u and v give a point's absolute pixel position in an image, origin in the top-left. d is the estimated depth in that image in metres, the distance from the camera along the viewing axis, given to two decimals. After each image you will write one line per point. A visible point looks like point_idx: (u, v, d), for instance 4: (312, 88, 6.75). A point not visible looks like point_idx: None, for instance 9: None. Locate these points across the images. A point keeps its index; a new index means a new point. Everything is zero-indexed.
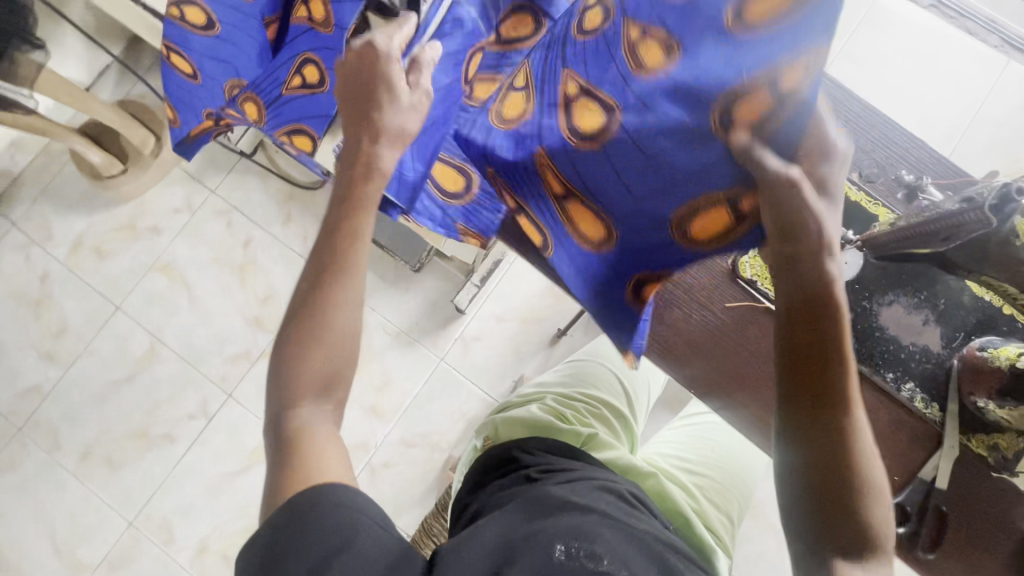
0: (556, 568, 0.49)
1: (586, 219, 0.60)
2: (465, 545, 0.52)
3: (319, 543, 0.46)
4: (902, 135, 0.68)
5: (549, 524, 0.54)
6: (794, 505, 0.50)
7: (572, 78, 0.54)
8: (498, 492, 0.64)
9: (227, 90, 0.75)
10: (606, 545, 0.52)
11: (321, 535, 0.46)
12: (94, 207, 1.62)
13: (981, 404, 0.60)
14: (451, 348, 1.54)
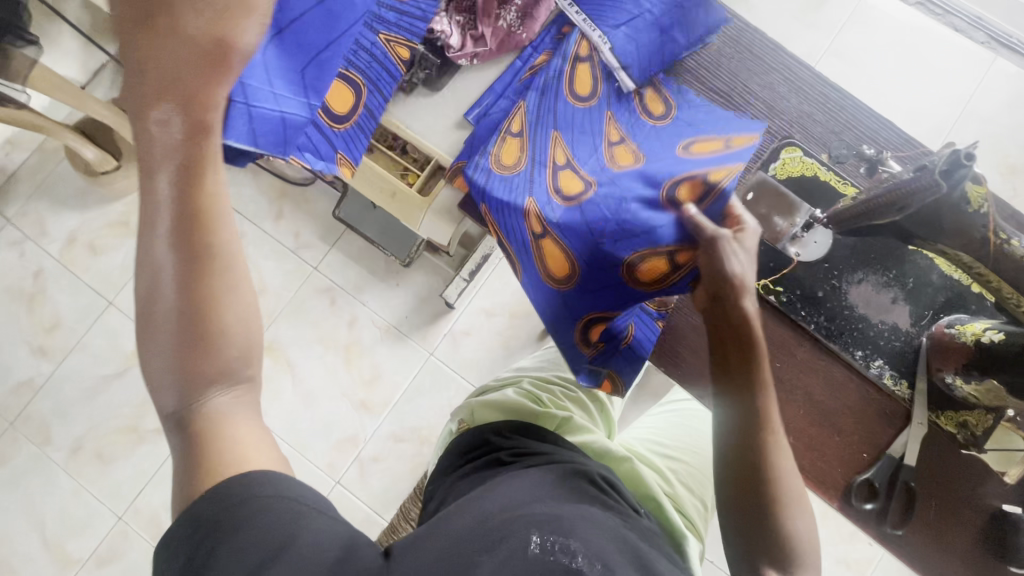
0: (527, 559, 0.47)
1: (556, 257, 0.65)
2: (427, 540, 0.51)
3: (250, 546, 0.43)
4: (871, 117, 0.69)
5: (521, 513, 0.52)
6: (723, 514, 0.59)
7: (560, 144, 0.68)
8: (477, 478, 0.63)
9: None
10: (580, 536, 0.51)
11: (256, 530, 0.43)
12: (88, 203, 1.63)
13: (948, 380, 0.61)
14: (440, 343, 1.55)
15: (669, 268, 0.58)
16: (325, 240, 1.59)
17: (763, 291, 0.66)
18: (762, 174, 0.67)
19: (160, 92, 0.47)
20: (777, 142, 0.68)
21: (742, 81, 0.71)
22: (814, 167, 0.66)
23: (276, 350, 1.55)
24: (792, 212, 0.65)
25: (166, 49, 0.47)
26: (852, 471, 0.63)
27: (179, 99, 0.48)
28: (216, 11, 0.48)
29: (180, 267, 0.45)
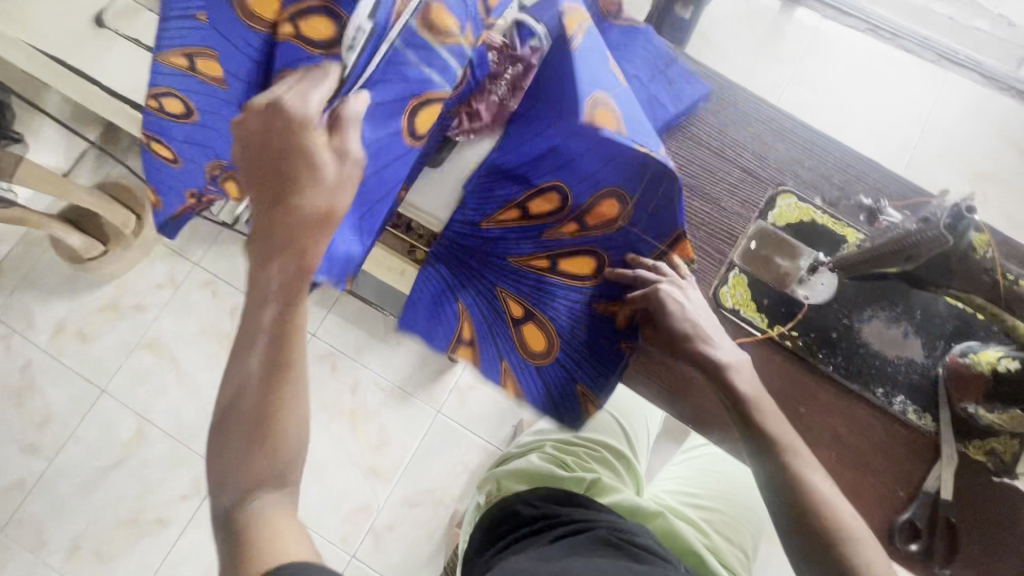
0: None
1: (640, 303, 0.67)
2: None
3: None
4: (856, 157, 0.71)
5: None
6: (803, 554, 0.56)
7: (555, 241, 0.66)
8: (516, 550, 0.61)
9: (207, 170, 0.76)
10: None
11: None
12: (74, 290, 1.60)
13: (971, 410, 0.61)
14: (447, 399, 1.52)
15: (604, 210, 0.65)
16: (322, 305, 1.58)
17: (779, 336, 0.67)
18: (761, 223, 0.69)
19: (273, 250, 0.48)
20: (772, 190, 0.70)
21: (728, 136, 0.73)
22: (810, 212, 0.69)
23: None
24: (795, 256, 0.68)
25: (296, 221, 0.48)
26: (892, 510, 0.62)
27: (303, 261, 0.49)
28: (337, 187, 0.49)
29: (263, 373, 0.47)
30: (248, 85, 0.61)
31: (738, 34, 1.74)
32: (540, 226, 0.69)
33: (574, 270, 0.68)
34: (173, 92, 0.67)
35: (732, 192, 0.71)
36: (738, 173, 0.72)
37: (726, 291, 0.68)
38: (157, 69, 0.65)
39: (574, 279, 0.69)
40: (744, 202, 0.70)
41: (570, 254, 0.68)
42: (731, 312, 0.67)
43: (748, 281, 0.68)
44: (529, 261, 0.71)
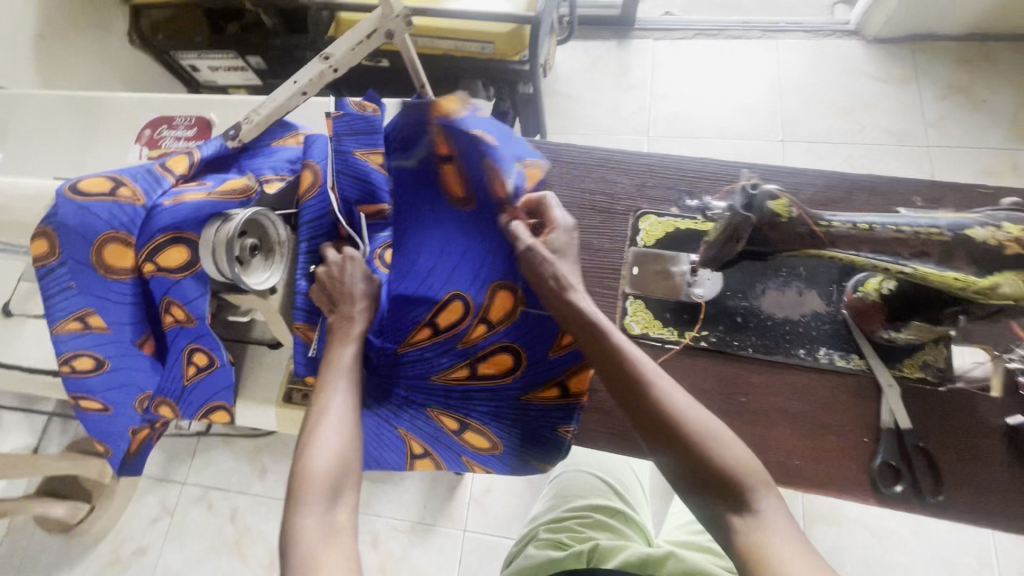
0: None
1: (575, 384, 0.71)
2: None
3: None
4: (690, 161, 0.79)
5: None
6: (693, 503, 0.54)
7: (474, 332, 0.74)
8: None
9: (138, 404, 0.75)
10: None
11: None
12: (73, 559, 1.55)
13: (887, 334, 0.64)
14: (468, 514, 1.47)
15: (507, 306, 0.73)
16: None
17: (693, 340, 0.69)
18: (635, 249, 0.74)
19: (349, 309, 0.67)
20: (632, 217, 0.76)
21: (574, 188, 0.79)
22: (673, 223, 0.74)
23: None
24: (676, 263, 0.72)
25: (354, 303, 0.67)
26: (865, 460, 0.62)
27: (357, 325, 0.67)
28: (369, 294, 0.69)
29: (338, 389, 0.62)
30: (135, 323, 0.69)
31: (593, 81, 1.93)
32: (452, 338, 0.74)
33: (490, 371, 0.73)
34: (83, 351, 0.68)
35: (599, 233, 0.76)
36: (597, 214, 0.78)
37: (629, 320, 0.71)
38: (57, 340, 0.67)
39: (498, 376, 0.73)
40: (613, 239, 0.75)
41: (483, 357, 0.73)
42: (643, 338, 0.70)
43: (646, 304, 0.72)
44: (450, 376, 0.74)
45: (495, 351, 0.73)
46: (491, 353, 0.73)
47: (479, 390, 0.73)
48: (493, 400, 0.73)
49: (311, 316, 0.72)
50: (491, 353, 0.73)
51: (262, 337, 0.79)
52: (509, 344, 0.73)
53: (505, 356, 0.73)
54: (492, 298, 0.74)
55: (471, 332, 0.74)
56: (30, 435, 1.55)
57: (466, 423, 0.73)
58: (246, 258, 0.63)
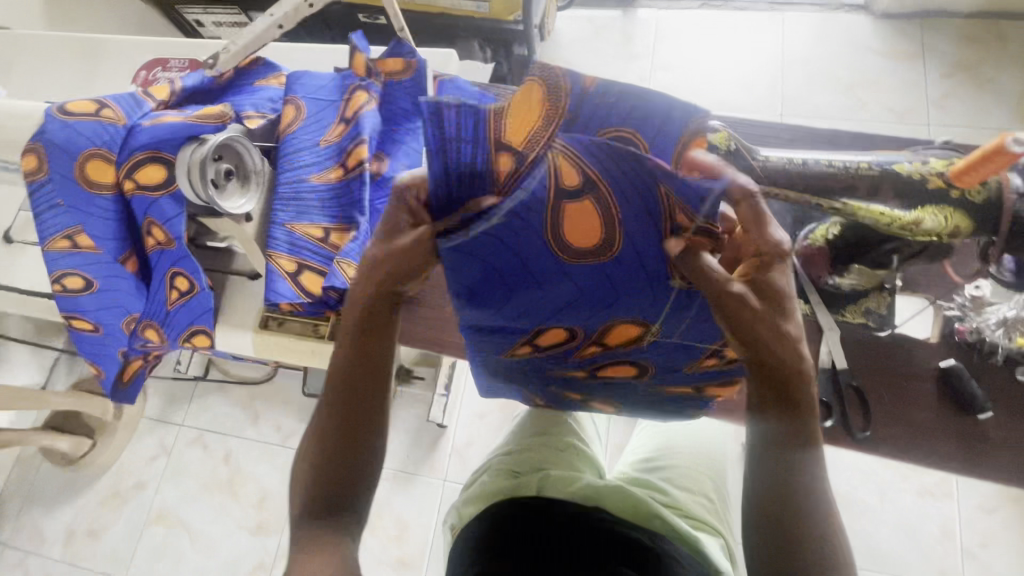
0: None
1: (619, 366, 0.66)
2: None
3: None
4: None
5: None
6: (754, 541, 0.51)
7: (599, 334, 0.60)
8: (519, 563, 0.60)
9: (126, 327, 0.80)
10: None
11: None
12: (76, 491, 1.63)
13: (833, 282, 0.64)
14: (449, 465, 1.53)
15: (625, 337, 0.60)
16: (306, 419, 1.61)
17: None
18: None
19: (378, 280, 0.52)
20: None
21: None
22: None
23: None
24: None
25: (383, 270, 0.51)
26: None
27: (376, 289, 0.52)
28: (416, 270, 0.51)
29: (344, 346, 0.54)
30: (118, 241, 0.74)
31: (596, 50, 1.92)
32: (561, 352, 0.64)
33: (553, 342, 0.62)
34: (71, 271, 0.73)
35: None
36: None
37: None
38: (49, 257, 0.72)
39: (565, 344, 0.63)
40: None
41: (539, 334, 0.61)
42: None
43: None
44: (516, 351, 0.65)
45: (547, 331, 0.60)
46: (543, 332, 0.61)
47: (545, 359, 0.66)
48: (561, 362, 0.67)
49: (293, 249, 0.72)
50: (617, 340, 0.61)
51: (242, 269, 0.82)
52: (559, 325, 0.59)
53: (560, 331, 0.60)
54: (613, 327, 0.59)
55: (605, 337, 0.61)
56: (37, 371, 1.61)
57: (545, 373, 0.70)
58: (221, 182, 0.67)
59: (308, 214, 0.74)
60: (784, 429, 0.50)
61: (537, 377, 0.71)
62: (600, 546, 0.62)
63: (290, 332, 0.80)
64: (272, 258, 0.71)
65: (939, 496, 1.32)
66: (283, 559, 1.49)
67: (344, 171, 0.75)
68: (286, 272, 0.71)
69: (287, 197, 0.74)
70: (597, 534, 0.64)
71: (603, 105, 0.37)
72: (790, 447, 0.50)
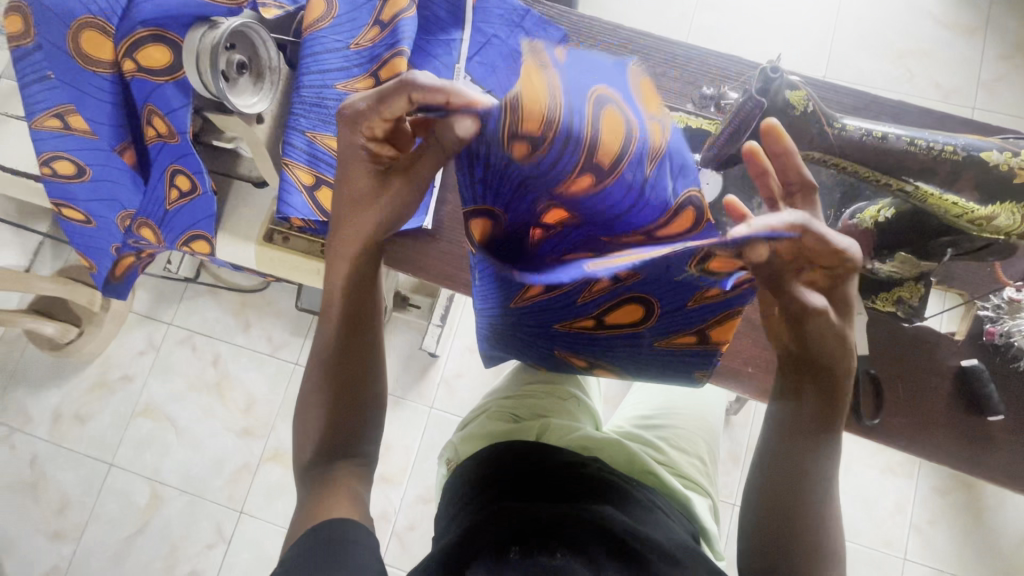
0: (505, 567, 0.50)
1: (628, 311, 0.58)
2: (538, 542, 0.53)
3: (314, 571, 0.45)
4: (718, 57, 0.73)
5: (493, 530, 0.54)
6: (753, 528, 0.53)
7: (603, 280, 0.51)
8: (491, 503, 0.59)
9: (120, 223, 0.75)
10: (553, 537, 0.53)
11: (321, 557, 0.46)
12: (63, 376, 1.63)
13: (872, 267, 0.61)
14: (436, 394, 1.52)
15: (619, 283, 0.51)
16: (298, 333, 1.60)
17: None
18: None
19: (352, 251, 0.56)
20: None
21: None
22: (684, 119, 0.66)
23: (285, 454, 1.53)
24: None
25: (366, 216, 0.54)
26: None
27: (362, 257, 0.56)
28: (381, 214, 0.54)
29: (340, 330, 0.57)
30: (114, 127, 0.67)
31: None
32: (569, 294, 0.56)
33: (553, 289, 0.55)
34: (62, 154, 0.68)
35: None
36: None
37: None
38: (37, 136, 0.67)
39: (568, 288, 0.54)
40: None
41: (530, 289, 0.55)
42: None
43: None
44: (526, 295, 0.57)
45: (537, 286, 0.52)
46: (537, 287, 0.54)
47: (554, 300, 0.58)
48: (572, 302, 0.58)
49: (312, 160, 0.67)
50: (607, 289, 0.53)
51: (248, 175, 0.77)
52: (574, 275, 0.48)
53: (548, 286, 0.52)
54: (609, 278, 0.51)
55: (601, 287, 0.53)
56: (21, 253, 1.55)
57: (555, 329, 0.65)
58: (232, 76, 0.59)
59: (327, 124, 0.67)
60: (813, 412, 0.53)
61: (547, 341, 0.68)
62: (567, 483, 0.62)
63: (296, 249, 0.76)
64: (289, 168, 0.67)
65: (901, 475, 1.39)
66: (268, 462, 1.54)
67: (374, 83, 0.68)
68: (303, 185, 0.67)
69: (309, 104, 0.67)
70: (564, 471, 0.64)
71: (580, 70, 0.37)
72: (808, 435, 0.53)
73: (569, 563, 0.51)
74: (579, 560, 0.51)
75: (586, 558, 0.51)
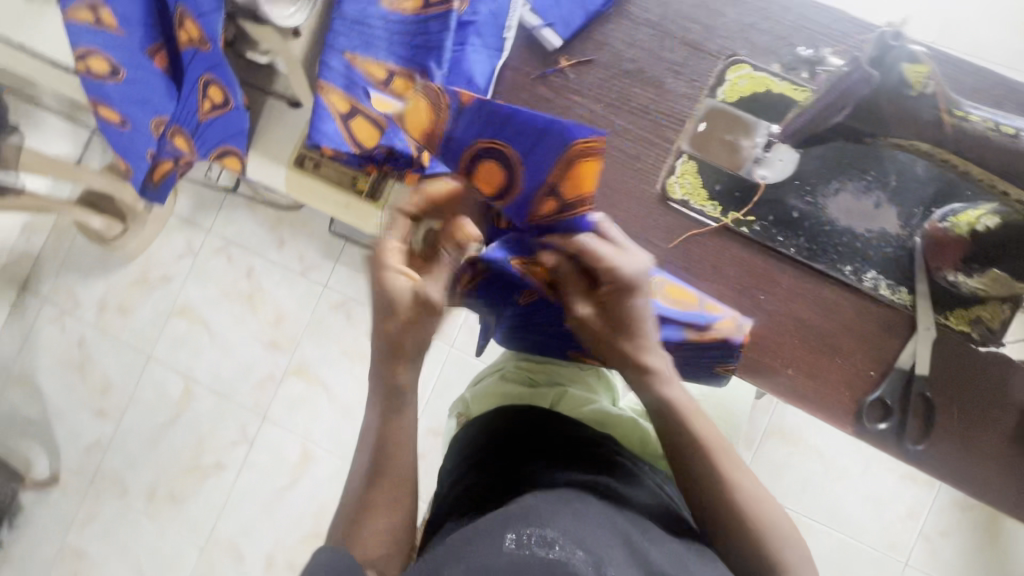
0: (499, 552, 0.46)
1: None
2: (503, 510, 0.51)
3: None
4: (819, 12, 0.62)
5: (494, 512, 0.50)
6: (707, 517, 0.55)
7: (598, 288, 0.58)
8: (463, 506, 0.57)
9: (154, 129, 0.71)
10: (554, 523, 0.49)
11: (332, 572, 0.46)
12: (109, 268, 1.70)
13: (951, 278, 0.56)
14: (458, 335, 1.53)
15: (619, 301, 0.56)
16: (329, 256, 1.61)
17: (734, 224, 0.62)
18: (710, 101, 0.63)
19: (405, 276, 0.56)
20: (722, 63, 0.63)
21: (671, 8, 0.64)
22: (766, 81, 0.61)
23: (308, 370, 1.59)
24: (752, 133, 0.61)
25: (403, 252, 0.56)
26: (861, 391, 0.59)
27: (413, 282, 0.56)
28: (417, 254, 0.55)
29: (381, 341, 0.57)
30: (147, 26, 0.65)
31: None
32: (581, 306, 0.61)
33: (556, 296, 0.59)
34: (96, 50, 0.65)
35: (676, 72, 0.64)
36: (682, 49, 0.64)
37: (674, 180, 0.63)
38: (70, 29, 0.64)
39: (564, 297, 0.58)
40: (690, 81, 0.63)
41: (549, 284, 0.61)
42: (680, 204, 0.62)
43: (698, 167, 0.62)
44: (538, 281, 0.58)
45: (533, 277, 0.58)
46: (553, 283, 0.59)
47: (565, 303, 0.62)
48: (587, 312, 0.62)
49: (348, 84, 0.63)
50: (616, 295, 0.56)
51: (282, 92, 0.73)
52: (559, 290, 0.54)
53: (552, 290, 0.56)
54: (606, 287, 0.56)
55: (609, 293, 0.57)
56: (71, 144, 1.58)
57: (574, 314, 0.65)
58: None
59: (370, 46, 0.63)
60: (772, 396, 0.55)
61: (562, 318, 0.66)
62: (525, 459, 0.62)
63: (326, 178, 0.73)
64: (322, 91, 0.62)
65: (922, 484, 1.33)
66: (291, 376, 1.60)
67: (423, 4, 0.63)
68: (337, 112, 0.63)
69: (352, 21, 0.63)
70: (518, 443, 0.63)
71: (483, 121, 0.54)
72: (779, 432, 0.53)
73: (561, 536, 0.47)
74: (580, 550, 0.47)
75: (586, 551, 0.47)
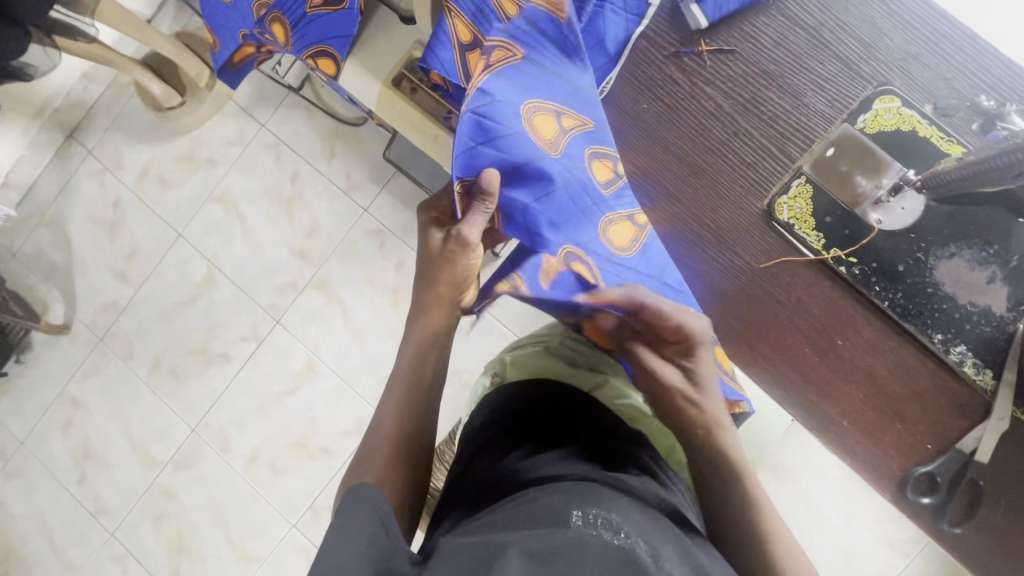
0: (568, 531, 0.44)
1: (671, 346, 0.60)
2: (552, 488, 0.49)
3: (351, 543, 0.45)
4: (994, 59, 0.57)
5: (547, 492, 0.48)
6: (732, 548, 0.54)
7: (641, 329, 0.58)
8: (491, 486, 0.55)
9: (255, 10, 0.68)
10: (616, 508, 0.47)
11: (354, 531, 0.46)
12: (158, 137, 1.68)
13: None
14: None
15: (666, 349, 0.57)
16: (376, 181, 1.58)
17: (833, 261, 0.59)
18: (847, 127, 0.58)
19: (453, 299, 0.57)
20: (871, 89, 0.58)
21: (835, 14, 0.59)
22: (913, 120, 0.57)
23: (329, 288, 1.59)
24: (879, 172, 0.58)
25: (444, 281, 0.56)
26: (912, 461, 0.58)
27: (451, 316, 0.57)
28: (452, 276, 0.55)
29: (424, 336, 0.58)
30: None
31: None
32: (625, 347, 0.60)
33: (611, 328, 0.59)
34: None
35: (819, 87, 0.59)
36: (832, 62, 0.59)
37: (784, 201, 0.59)
38: None
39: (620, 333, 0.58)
40: (831, 100, 0.59)
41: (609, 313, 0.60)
42: (783, 226, 0.59)
43: (812, 194, 0.59)
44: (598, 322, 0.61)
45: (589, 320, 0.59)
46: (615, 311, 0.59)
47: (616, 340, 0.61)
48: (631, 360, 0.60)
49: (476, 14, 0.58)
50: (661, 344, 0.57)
51: (397, 5, 0.69)
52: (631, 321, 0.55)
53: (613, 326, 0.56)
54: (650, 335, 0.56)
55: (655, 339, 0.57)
56: (146, 2, 1.53)
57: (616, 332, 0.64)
58: None
59: None
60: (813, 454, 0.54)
61: None
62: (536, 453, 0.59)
63: (420, 105, 0.70)
64: (449, 15, 0.58)
65: (897, 550, 1.34)
66: (312, 289, 1.60)
67: None
68: (457, 40, 0.58)
69: None
70: (524, 432, 0.60)
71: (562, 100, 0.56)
72: None
73: (626, 522, 0.46)
74: (643, 540, 0.45)
75: (649, 542, 0.45)
